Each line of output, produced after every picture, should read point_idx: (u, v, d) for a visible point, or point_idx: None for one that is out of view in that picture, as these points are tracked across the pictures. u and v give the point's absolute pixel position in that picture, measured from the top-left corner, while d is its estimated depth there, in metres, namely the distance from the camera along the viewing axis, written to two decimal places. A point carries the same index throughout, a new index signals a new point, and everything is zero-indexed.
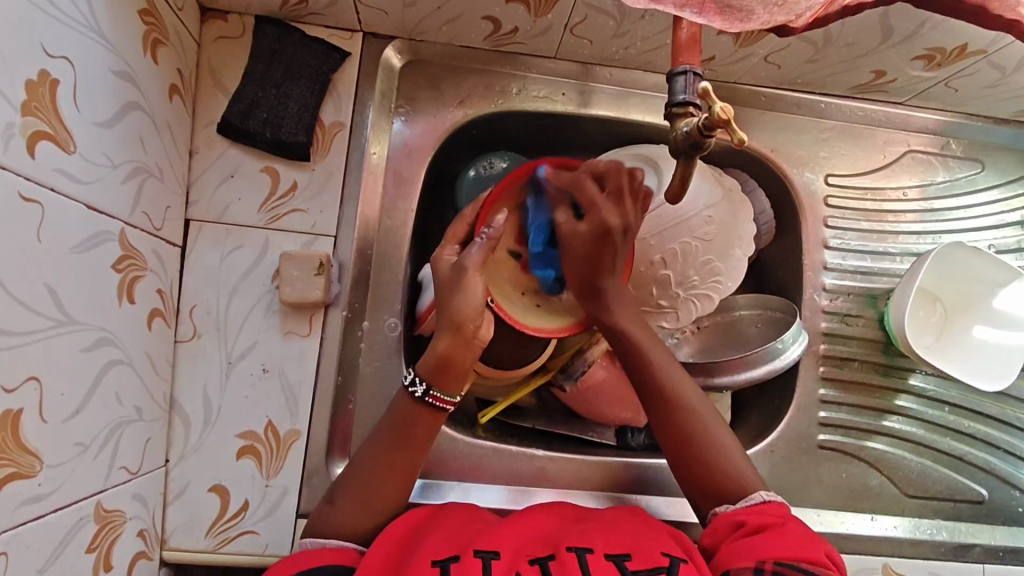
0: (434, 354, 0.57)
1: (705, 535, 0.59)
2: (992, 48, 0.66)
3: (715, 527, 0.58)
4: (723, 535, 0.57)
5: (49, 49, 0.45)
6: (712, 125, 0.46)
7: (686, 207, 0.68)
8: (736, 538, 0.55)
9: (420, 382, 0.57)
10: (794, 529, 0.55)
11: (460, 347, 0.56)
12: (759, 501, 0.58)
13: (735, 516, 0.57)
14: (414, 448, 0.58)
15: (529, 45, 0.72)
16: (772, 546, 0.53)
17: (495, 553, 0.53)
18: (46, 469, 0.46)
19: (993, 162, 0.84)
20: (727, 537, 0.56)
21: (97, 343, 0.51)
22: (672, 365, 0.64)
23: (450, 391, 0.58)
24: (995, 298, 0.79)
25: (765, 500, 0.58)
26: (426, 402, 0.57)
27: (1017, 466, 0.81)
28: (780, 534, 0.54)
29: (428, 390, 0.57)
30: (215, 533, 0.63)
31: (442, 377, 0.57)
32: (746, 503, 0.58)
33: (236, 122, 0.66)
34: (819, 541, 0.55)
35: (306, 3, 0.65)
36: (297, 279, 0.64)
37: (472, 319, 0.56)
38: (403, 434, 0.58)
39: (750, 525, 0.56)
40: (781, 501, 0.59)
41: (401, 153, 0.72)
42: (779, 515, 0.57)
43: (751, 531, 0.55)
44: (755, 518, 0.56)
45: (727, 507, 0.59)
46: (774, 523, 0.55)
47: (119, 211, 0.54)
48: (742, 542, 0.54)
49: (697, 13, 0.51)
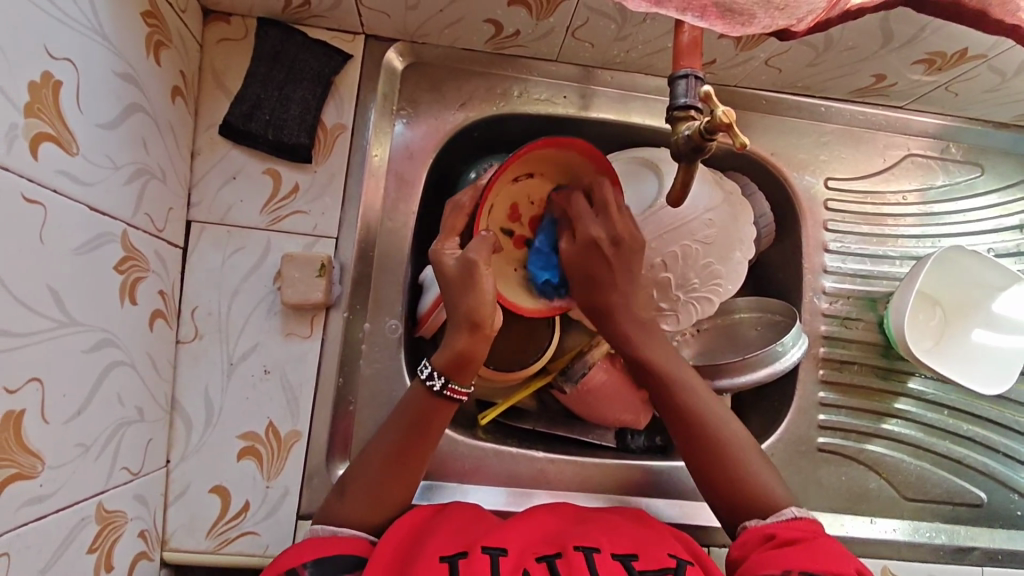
0: (451, 349, 0.58)
1: (733, 547, 0.59)
2: (992, 52, 0.66)
3: (744, 539, 0.57)
4: (751, 546, 0.57)
5: (52, 51, 0.45)
6: (713, 129, 0.46)
7: (686, 210, 0.68)
8: (765, 549, 0.55)
9: (437, 375, 0.58)
10: (825, 544, 0.54)
11: (480, 345, 0.58)
12: (791, 516, 0.58)
13: (765, 529, 0.57)
14: (427, 439, 0.59)
15: (530, 48, 0.72)
16: (802, 559, 0.52)
17: (501, 550, 0.53)
18: (47, 470, 0.46)
19: (993, 166, 0.84)
20: (756, 549, 0.56)
21: (99, 344, 0.51)
22: (693, 381, 0.65)
23: (465, 382, 0.59)
24: (995, 302, 0.79)
25: (796, 515, 0.58)
26: (443, 395, 0.58)
27: (1016, 470, 0.81)
28: (812, 547, 0.54)
29: (446, 384, 0.58)
30: (215, 534, 0.63)
31: (459, 370, 0.58)
32: (777, 517, 0.58)
33: (238, 124, 0.66)
34: (850, 557, 0.54)
35: (308, 6, 0.66)
36: (298, 281, 0.65)
37: (489, 312, 0.57)
38: (418, 426, 0.59)
39: (780, 538, 0.55)
40: (814, 518, 0.58)
41: (402, 155, 0.72)
42: (810, 531, 0.56)
43: (781, 543, 0.55)
44: (785, 531, 0.56)
45: (756, 520, 0.58)
46: (805, 537, 0.55)
47: (121, 213, 0.54)
48: (771, 552, 0.54)
49: (698, 17, 0.51)
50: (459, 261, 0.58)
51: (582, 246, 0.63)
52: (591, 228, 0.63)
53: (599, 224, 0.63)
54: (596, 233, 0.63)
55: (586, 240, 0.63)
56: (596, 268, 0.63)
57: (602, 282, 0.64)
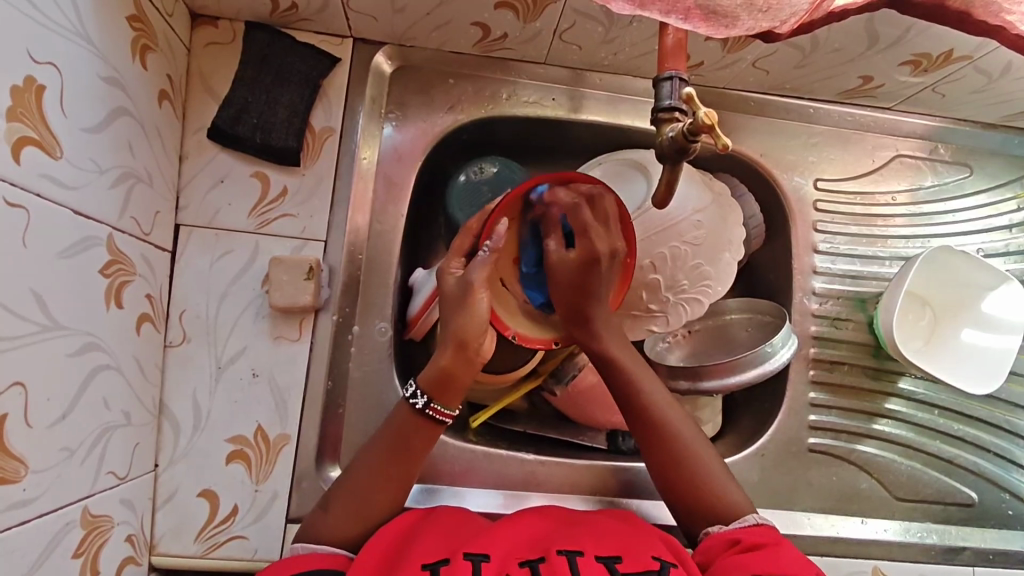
0: (436, 368, 0.58)
1: (696, 553, 0.59)
2: (978, 53, 0.66)
3: (709, 544, 0.58)
4: (715, 552, 0.57)
5: (36, 55, 0.45)
6: (696, 131, 0.47)
7: (675, 211, 0.68)
8: (728, 554, 0.56)
9: (420, 395, 0.58)
10: (787, 550, 0.55)
11: (462, 365, 0.58)
12: (754, 523, 0.59)
13: (729, 534, 0.58)
14: (412, 456, 0.59)
15: (518, 50, 0.73)
16: (763, 564, 0.53)
17: (484, 556, 0.53)
18: (31, 475, 0.46)
19: (982, 166, 0.84)
20: (720, 554, 0.57)
21: (84, 348, 0.51)
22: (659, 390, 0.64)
23: (450, 405, 0.59)
24: (984, 302, 0.80)
25: (759, 522, 0.59)
26: (426, 414, 0.58)
27: (1007, 469, 0.81)
28: (773, 553, 0.55)
29: (428, 403, 0.58)
30: (203, 538, 0.63)
31: (443, 391, 0.58)
32: (740, 523, 0.59)
33: (226, 128, 0.66)
34: (809, 563, 0.55)
35: (296, 9, 0.66)
36: (286, 283, 0.65)
37: (476, 337, 0.57)
38: (400, 445, 0.59)
39: (744, 543, 0.56)
40: (772, 525, 0.59)
41: (391, 158, 0.72)
42: (772, 537, 0.57)
43: (745, 548, 0.56)
44: (750, 538, 0.57)
45: (720, 527, 0.59)
46: (768, 543, 0.56)
47: (107, 216, 0.54)
48: (736, 557, 0.55)
49: (682, 20, 0.51)
50: (459, 280, 0.59)
51: (584, 261, 0.61)
52: (595, 241, 0.60)
53: (602, 237, 0.61)
54: (598, 249, 0.60)
55: (588, 255, 0.60)
56: (592, 283, 0.61)
57: (596, 296, 0.61)
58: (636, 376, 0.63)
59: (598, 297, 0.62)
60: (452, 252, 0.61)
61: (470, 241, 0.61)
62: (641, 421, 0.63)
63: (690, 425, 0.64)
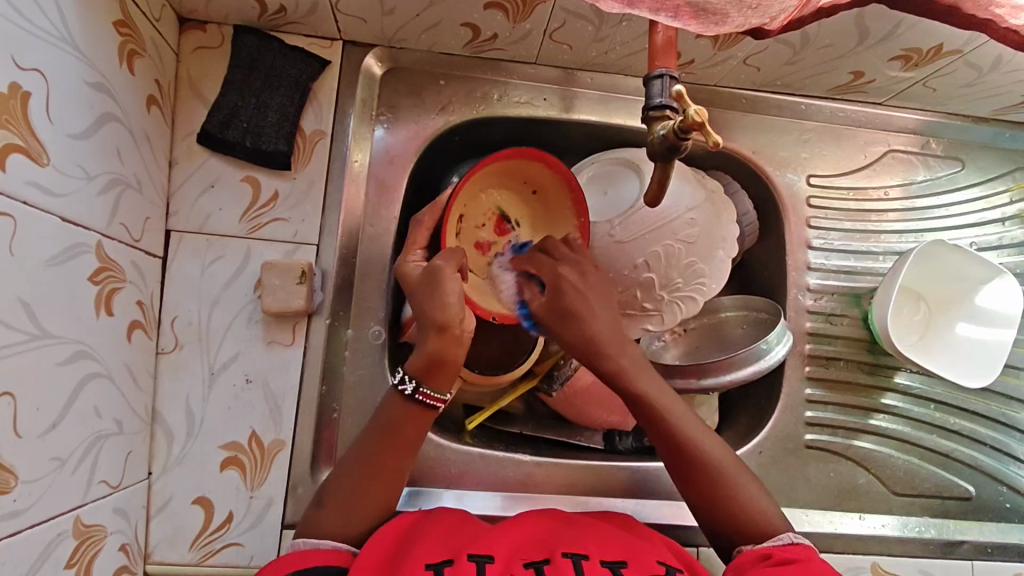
0: (423, 355, 0.58)
1: (728, 569, 0.58)
2: (968, 47, 0.66)
3: (739, 560, 0.57)
4: (748, 565, 0.56)
5: (21, 61, 0.44)
6: (687, 128, 0.46)
7: (669, 211, 0.68)
8: (761, 567, 0.55)
9: (408, 380, 0.58)
10: (821, 566, 0.55)
11: (451, 346, 0.57)
12: (788, 541, 0.58)
13: (762, 550, 0.57)
14: (400, 447, 0.58)
15: (509, 51, 0.72)
16: None
17: (489, 557, 0.52)
18: (22, 485, 0.45)
19: (973, 161, 0.84)
20: (753, 567, 0.56)
21: (74, 356, 0.51)
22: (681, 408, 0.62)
23: (440, 389, 0.58)
24: (978, 295, 0.80)
25: (794, 541, 0.58)
26: (415, 400, 0.58)
27: (1004, 462, 0.81)
28: (806, 568, 0.54)
29: (416, 388, 0.58)
30: (198, 546, 0.62)
31: (432, 375, 0.58)
32: (774, 542, 0.58)
33: (215, 132, 0.66)
34: None
35: (285, 12, 0.65)
36: (278, 288, 0.64)
37: (457, 315, 0.57)
38: (387, 436, 0.58)
39: (776, 557, 0.56)
40: (812, 547, 0.58)
41: (383, 160, 0.72)
42: (806, 556, 0.56)
43: (776, 563, 0.55)
44: (782, 553, 0.56)
45: (752, 545, 0.58)
46: (800, 560, 0.55)
47: (96, 223, 0.53)
48: (769, 570, 0.54)
49: (672, 17, 0.51)
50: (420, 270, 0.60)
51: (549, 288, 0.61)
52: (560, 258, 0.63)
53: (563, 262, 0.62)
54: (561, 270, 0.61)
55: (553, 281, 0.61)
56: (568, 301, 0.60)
57: (578, 314, 0.60)
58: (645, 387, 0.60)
59: (579, 314, 0.59)
60: (412, 244, 0.65)
61: (424, 234, 0.65)
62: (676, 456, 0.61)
63: (713, 440, 0.62)
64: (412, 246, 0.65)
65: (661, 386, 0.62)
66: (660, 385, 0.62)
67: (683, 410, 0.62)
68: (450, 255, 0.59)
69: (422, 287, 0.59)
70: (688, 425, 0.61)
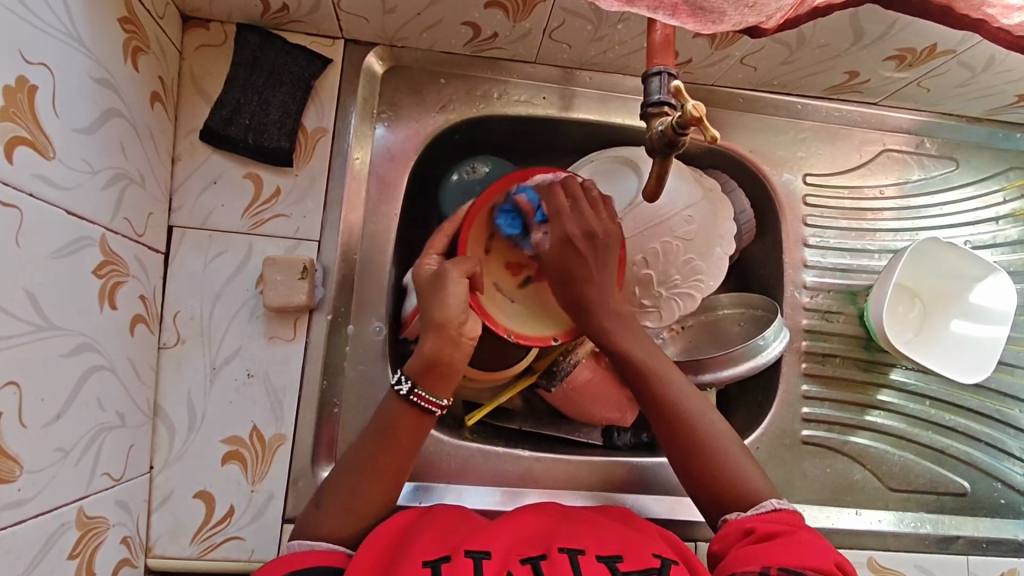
0: (420, 356, 0.58)
1: (714, 538, 0.59)
2: (961, 47, 0.67)
3: (724, 532, 0.58)
4: (732, 540, 0.57)
5: (28, 55, 0.45)
6: (685, 124, 0.47)
7: (666, 207, 0.69)
8: (742, 542, 0.55)
9: (405, 380, 0.59)
10: (803, 535, 0.54)
11: (447, 346, 0.58)
12: (770, 508, 0.58)
13: (744, 522, 0.57)
14: (398, 444, 0.58)
15: (508, 51, 0.73)
16: (774, 552, 0.52)
17: (485, 553, 0.52)
18: (26, 474, 0.46)
19: (967, 160, 0.85)
20: (736, 543, 0.56)
21: (78, 348, 0.51)
22: (672, 374, 0.64)
23: (435, 392, 0.59)
24: (972, 292, 0.80)
25: (776, 508, 0.58)
26: (410, 400, 0.58)
27: (999, 459, 0.82)
28: (786, 543, 0.53)
29: (412, 388, 0.58)
30: (200, 539, 0.63)
31: (428, 376, 0.58)
32: (756, 510, 0.58)
33: (218, 130, 0.66)
34: (830, 549, 0.54)
35: (287, 11, 0.66)
36: (280, 284, 0.65)
37: (457, 317, 0.58)
38: (387, 432, 0.58)
39: (758, 532, 0.56)
40: (795, 509, 0.58)
41: (384, 158, 0.73)
42: (788, 524, 0.56)
43: (758, 537, 0.55)
44: (765, 526, 0.56)
45: (738, 514, 0.59)
46: (782, 532, 0.55)
47: (100, 217, 0.54)
48: (748, 548, 0.54)
49: (670, 16, 0.52)
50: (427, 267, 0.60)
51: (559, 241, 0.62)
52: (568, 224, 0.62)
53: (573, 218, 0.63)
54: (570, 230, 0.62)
55: (562, 235, 0.62)
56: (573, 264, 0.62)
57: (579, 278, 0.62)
58: (631, 349, 0.64)
59: (578, 277, 0.62)
60: (430, 249, 0.65)
61: (444, 241, 0.65)
62: (666, 423, 0.63)
63: (701, 406, 0.64)
64: (429, 250, 0.65)
65: (647, 344, 0.65)
66: (647, 348, 0.65)
67: (670, 372, 0.64)
68: (463, 261, 0.61)
69: (427, 284, 0.62)
70: (670, 382, 0.64)
